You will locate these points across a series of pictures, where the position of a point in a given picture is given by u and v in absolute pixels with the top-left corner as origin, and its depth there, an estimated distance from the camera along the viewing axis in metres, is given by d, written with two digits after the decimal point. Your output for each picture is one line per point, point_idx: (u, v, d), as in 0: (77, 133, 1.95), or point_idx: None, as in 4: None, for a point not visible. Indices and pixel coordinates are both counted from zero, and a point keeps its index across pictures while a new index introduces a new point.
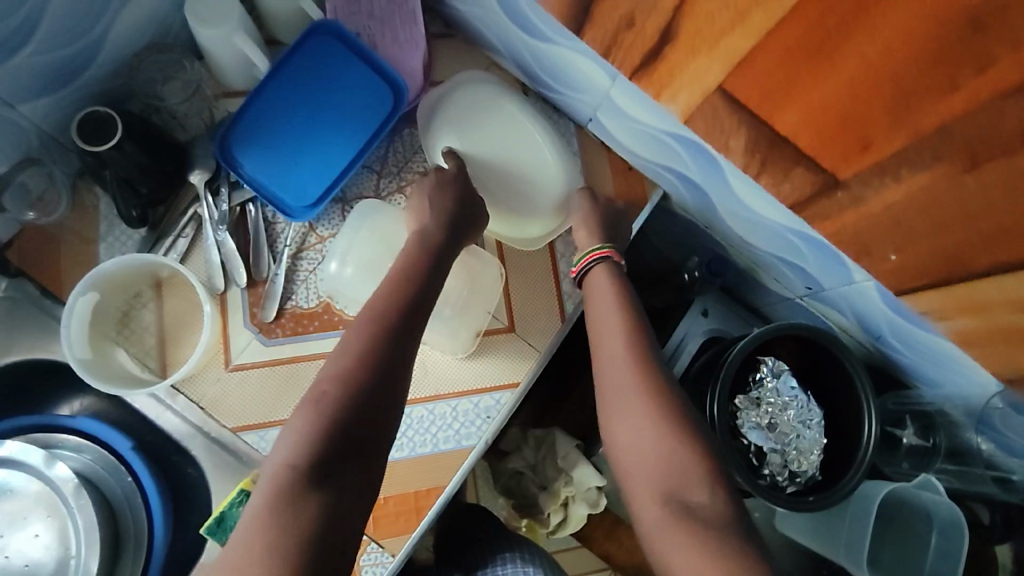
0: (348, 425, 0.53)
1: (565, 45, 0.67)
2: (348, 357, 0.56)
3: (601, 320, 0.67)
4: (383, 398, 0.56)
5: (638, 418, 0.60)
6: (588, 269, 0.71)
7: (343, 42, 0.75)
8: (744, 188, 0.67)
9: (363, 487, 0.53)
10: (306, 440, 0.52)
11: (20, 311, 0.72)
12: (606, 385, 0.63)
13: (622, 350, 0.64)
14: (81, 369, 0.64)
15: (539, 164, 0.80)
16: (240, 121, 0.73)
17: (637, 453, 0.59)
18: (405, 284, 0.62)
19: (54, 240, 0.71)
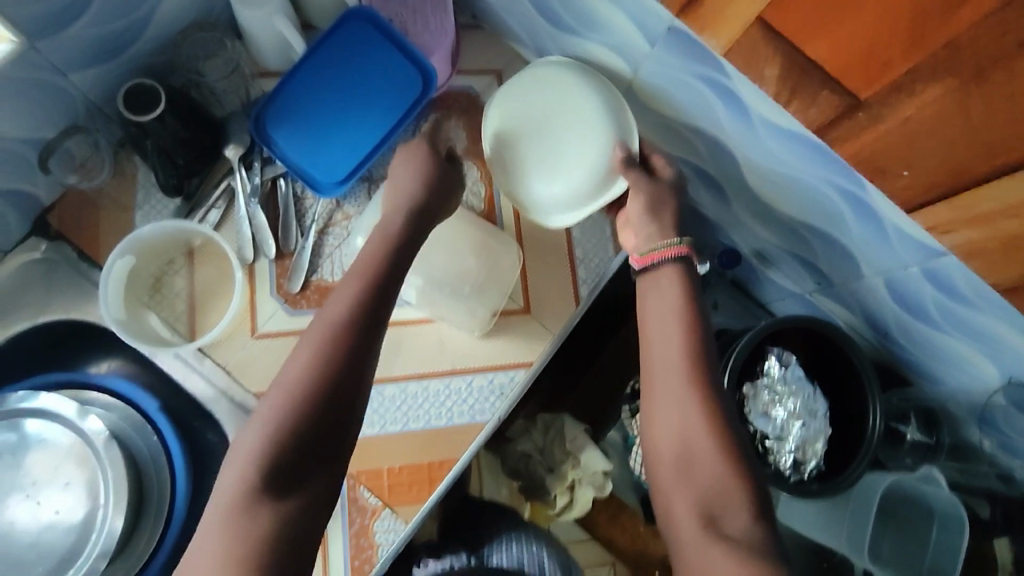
0: (309, 430, 0.55)
1: (594, 38, 0.75)
2: (307, 360, 0.57)
3: (657, 319, 0.69)
4: (344, 401, 0.57)
5: (687, 422, 0.64)
6: (655, 265, 0.71)
7: (373, 25, 0.77)
8: (764, 168, 0.74)
9: (323, 488, 0.56)
10: (263, 445, 0.55)
11: (58, 273, 0.75)
12: (653, 379, 0.67)
13: (675, 353, 0.67)
14: (114, 326, 0.68)
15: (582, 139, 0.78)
16: (275, 100, 0.76)
17: (679, 448, 0.64)
18: (371, 280, 0.62)
19: (94, 204, 0.74)
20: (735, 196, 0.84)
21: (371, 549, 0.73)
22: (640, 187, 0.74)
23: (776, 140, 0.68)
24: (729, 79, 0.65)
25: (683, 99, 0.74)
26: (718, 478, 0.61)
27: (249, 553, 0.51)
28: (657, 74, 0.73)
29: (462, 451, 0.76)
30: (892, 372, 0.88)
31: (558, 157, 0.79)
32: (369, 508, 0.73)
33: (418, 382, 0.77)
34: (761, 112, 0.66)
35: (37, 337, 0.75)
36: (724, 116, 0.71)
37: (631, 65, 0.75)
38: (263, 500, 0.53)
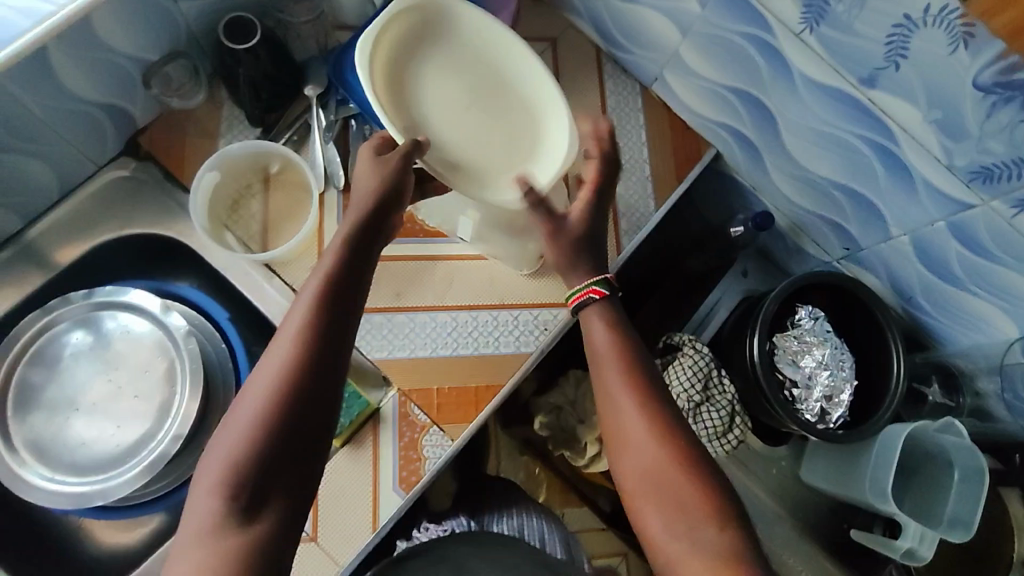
0: (274, 448, 0.55)
1: (651, 4, 0.82)
2: (273, 372, 0.56)
3: (604, 359, 0.67)
4: (307, 413, 0.56)
5: (644, 452, 0.62)
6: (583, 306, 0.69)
7: None
8: (801, 131, 0.82)
9: (290, 503, 0.55)
10: (235, 460, 0.54)
11: (143, 190, 0.80)
12: (610, 412, 0.65)
13: (620, 388, 0.65)
14: (204, 232, 0.76)
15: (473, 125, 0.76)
16: (351, 46, 0.82)
17: (638, 472, 0.62)
18: (333, 286, 0.61)
19: (181, 129, 0.80)
20: (772, 160, 0.89)
21: (419, 461, 0.76)
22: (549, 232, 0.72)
23: (816, 96, 0.76)
24: (776, 38, 0.74)
25: (727, 66, 0.82)
26: (693, 499, 0.59)
27: (232, 567, 0.51)
28: (704, 36, 0.81)
29: (506, 377, 0.80)
30: (918, 340, 0.92)
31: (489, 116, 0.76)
32: (418, 424, 0.78)
33: (469, 313, 0.82)
34: (801, 67, 0.75)
35: (121, 250, 0.81)
36: (768, 78, 0.79)
37: (681, 29, 0.83)
38: (237, 520, 0.53)
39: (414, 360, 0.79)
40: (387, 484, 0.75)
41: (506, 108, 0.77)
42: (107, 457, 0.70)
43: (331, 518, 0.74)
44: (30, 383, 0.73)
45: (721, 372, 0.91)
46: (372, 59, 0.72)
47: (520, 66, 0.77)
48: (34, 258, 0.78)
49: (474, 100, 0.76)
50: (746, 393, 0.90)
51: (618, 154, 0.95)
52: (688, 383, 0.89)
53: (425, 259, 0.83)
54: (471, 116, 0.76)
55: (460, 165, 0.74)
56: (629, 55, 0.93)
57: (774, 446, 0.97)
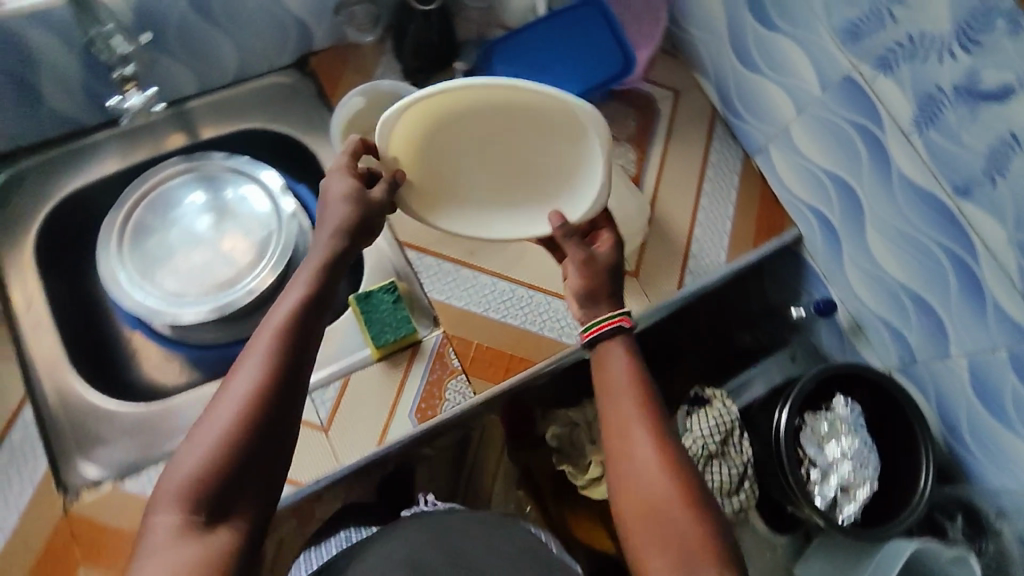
0: (241, 458, 0.55)
1: (777, 80, 0.91)
2: (245, 385, 0.57)
3: (615, 393, 0.68)
4: (273, 423, 0.57)
5: (653, 480, 0.62)
6: (601, 338, 0.71)
7: (602, 16, 0.96)
8: (886, 231, 0.85)
9: (253, 508, 0.56)
10: (202, 468, 0.54)
11: (295, 98, 0.93)
12: (614, 442, 0.66)
13: (637, 421, 0.65)
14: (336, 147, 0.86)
15: (508, 166, 0.79)
16: (504, 41, 0.95)
17: (641, 501, 0.62)
18: (305, 298, 0.62)
19: (344, 60, 0.93)
20: (850, 253, 0.92)
21: (439, 399, 0.80)
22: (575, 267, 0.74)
23: (909, 197, 0.80)
24: (883, 132, 0.80)
25: (832, 151, 0.88)
26: (695, 544, 0.59)
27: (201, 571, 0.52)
28: (817, 119, 0.88)
29: (540, 356, 0.84)
30: (951, 476, 0.90)
31: (520, 145, 0.78)
32: (449, 368, 0.82)
33: (526, 291, 0.86)
34: (901, 166, 0.79)
35: (259, 139, 0.92)
36: (866, 169, 0.84)
37: (798, 108, 0.90)
38: (200, 528, 0.53)
39: (466, 313, 0.85)
40: (403, 409, 0.79)
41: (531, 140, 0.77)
42: (189, 292, 0.82)
43: (346, 420, 0.78)
44: (145, 225, 0.85)
45: (742, 435, 0.92)
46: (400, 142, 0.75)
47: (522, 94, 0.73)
48: (183, 121, 0.89)
49: (496, 137, 0.78)
50: (761, 460, 0.91)
51: (706, 203, 0.98)
52: (710, 434, 0.90)
53: None
54: (500, 158, 0.79)
55: (507, 223, 0.78)
56: (743, 123, 1.00)
57: (775, 532, 0.95)
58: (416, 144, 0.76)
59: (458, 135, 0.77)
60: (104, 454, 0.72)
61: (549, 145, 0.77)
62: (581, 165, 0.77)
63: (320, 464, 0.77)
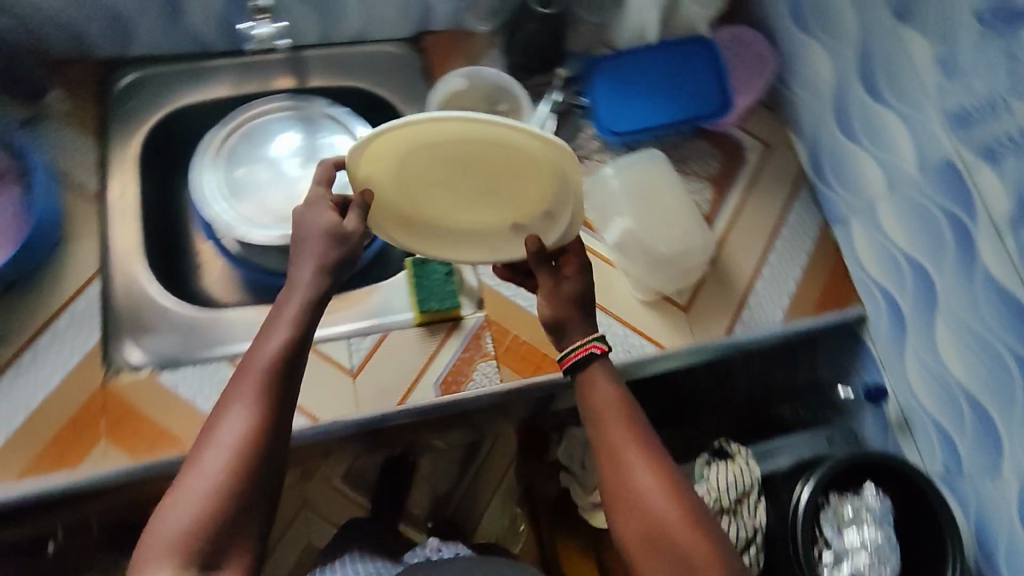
0: (242, 496, 0.54)
1: (873, 153, 0.89)
2: (235, 429, 0.56)
3: (604, 416, 0.64)
4: (270, 459, 0.57)
5: (655, 501, 0.60)
6: (580, 364, 0.67)
7: (708, 54, 0.98)
8: (957, 327, 0.81)
9: (255, 540, 0.55)
10: (195, 516, 0.53)
11: (401, 68, 0.97)
12: (609, 465, 0.62)
13: (631, 444, 0.62)
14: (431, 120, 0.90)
15: (485, 190, 0.69)
16: (610, 58, 0.97)
17: (646, 524, 0.59)
18: (291, 335, 0.61)
19: (454, 43, 0.97)
20: (912, 344, 0.88)
21: (465, 379, 0.80)
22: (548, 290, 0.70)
23: (990, 296, 0.77)
24: (975, 225, 0.77)
25: (916, 234, 0.85)
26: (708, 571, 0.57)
27: None
28: (906, 199, 0.86)
29: None
30: None
31: (497, 171, 0.67)
32: (482, 351, 0.82)
33: None
34: (988, 263, 0.76)
35: (359, 99, 0.97)
36: (949, 260, 0.81)
37: (889, 184, 0.88)
38: (201, 568, 0.52)
39: (512, 304, 0.85)
40: (429, 378, 0.80)
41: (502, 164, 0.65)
42: (261, 218, 0.86)
43: (373, 375, 0.79)
44: (236, 150, 0.90)
45: (760, 499, 0.88)
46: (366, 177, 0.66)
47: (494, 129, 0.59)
48: (296, 67, 0.95)
49: (469, 165, 0.66)
50: (774, 531, 0.86)
51: (773, 259, 0.95)
52: (726, 489, 0.87)
53: None
54: (476, 185, 0.68)
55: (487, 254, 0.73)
56: (827, 190, 0.98)
57: None
58: (384, 176, 0.67)
59: (426, 164, 0.66)
60: (156, 339, 0.76)
61: (526, 171, 0.66)
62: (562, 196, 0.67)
63: (339, 407, 0.77)
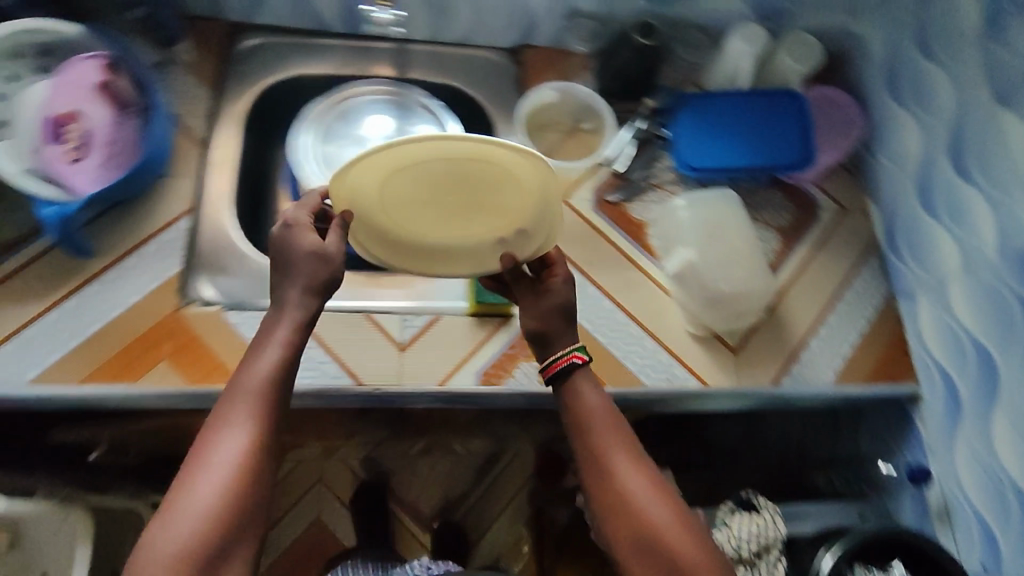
0: (241, 515, 0.52)
1: (951, 230, 0.88)
2: (232, 452, 0.54)
3: (591, 422, 0.62)
4: (267, 477, 0.55)
5: (649, 506, 0.57)
6: (560, 372, 0.66)
7: (797, 108, 0.99)
8: (1018, 419, 0.78)
9: (250, 561, 0.53)
10: (195, 536, 0.50)
11: (497, 75, 1.01)
12: (599, 469, 0.60)
13: (620, 451, 0.60)
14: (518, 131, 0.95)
15: (464, 213, 0.69)
16: (699, 96, 0.99)
17: (639, 525, 0.57)
18: (286, 355, 0.60)
19: (551, 59, 1.01)
20: (966, 431, 0.85)
21: (506, 374, 0.81)
22: (535, 301, 0.70)
23: None
24: None
25: (987, 316, 0.83)
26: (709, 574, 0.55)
27: None
28: (982, 281, 0.83)
29: (611, 380, 0.84)
30: None
31: (476, 192, 0.67)
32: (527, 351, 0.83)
33: (625, 318, 0.88)
34: None
35: (453, 97, 1.02)
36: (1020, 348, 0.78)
37: (965, 263, 0.86)
38: None
39: None
40: (472, 367, 0.81)
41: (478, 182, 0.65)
42: None
43: (420, 353, 0.81)
44: (332, 124, 0.95)
45: (779, 558, 0.85)
46: (344, 193, 0.65)
47: (475, 144, 0.60)
48: (401, 58, 1.01)
49: (449, 185, 0.66)
50: None
51: (833, 320, 0.93)
52: (747, 541, 0.85)
53: (630, 260, 0.92)
54: (455, 207, 0.68)
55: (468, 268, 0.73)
56: (898, 261, 0.96)
57: None
58: (362, 196, 0.65)
59: (404, 184, 0.65)
60: (231, 281, 0.80)
61: (505, 190, 0.67)
62: (544, 210, 0.69)
63: (384, 375, 0.79)
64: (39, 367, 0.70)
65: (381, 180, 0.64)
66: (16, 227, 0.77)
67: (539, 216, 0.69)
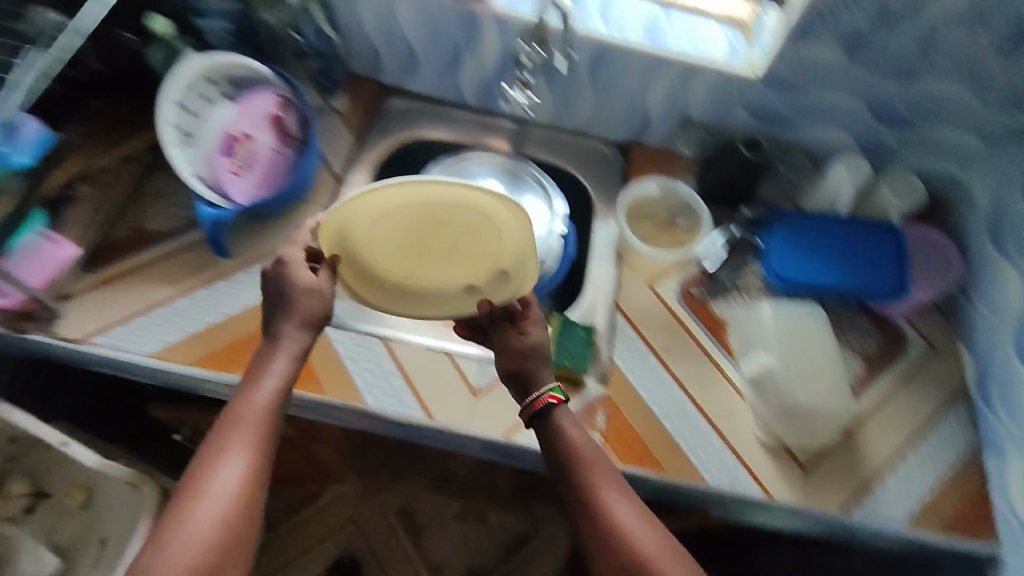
0: (234, 537, 0.60)
1: None
2: (236, 470, 0.62)
3: (574, 457, 0.69)
4: (260, 501, 0.63)
5: (634, 529, 0.64)
6: (542, 411, 0.73)
7: (895, 242, 1.01)
8: None
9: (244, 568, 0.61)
10: (205, 546, 0.59)
11: (605, 167, 1.10)
12: (586, 495, 0.67)
13: (603, 481, 0.67)
14: (619, 218, 1.00)
15: (447, 256, 0.76)
16: (796, 214, 1.03)
17: (628, 544, 0.63)
18: (280, 384, 0.69)
19: (657, 160, 1.08)
20: None
21: None
22: (510, 346, 0.77)
23: None
24: None
25: None
26: None
27: None
28: None
29: (672, 472, 0.84)
30: None
31: (456, 234, 0.74)
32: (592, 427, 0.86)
33: (693, 411, 0.89)
34: None
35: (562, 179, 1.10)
36: None
37: None
38: None
39: (634, 391, 0.89)
40: None
41: (458, 223, 0.73)
42: None
43: (491, 401, 0.83)
44: None
45: None
46: (337, 234, 0.74)
47: (446, 187, 0.69)
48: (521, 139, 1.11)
49: (431, 230, 0.74)
50: None
51: (912, 460, 0.89)
52: None
53: (707, 356, 0.93)
54: (438, 250, 0.75)
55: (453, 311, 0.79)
56: (988, 412, 0.91)
57: None
58: (354, 236, 0.74)
59: (390, 226, 0.74)
60: (337, 304, 0.91)
61: (482, 232, 0.73)
62: (520, 256, 0.74)
63: (455, 414, 0.82)
64: (159, 344, 0.78)
65: (367, 222, 0.73)
66: (171, 221, 0.88)
67: (513, 261, 0.74)
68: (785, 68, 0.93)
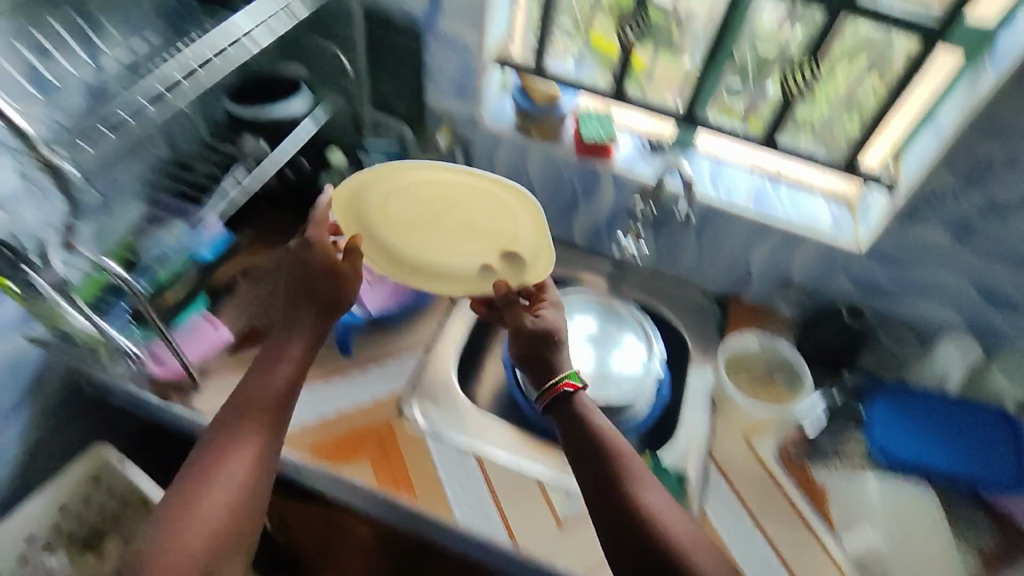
0: (244, 511, 0.66)
1: None
2: (249, 447, 0.69)
3: (601, 440, 0.71)
4: (266, 478, 0.69)
5: (666, 510, 0.65)
6: (560, 398, 0.76)
7: (1010, 432, 0.96)
8: None
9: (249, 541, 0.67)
10: (219, 517, 0.64)
11: (704, 317, 1.14)
12: (620, 479, 0.68)
13: (632, 465, 0.69)
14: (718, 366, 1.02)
15: (460, 232, 0.86)
16: (898, 390, 1.02)
17: (664, 526, 0.64)
18: (294, 369, 0.77)
19: (757, 316, 1.11)
20: None
21: None
22: (524, 333, 0.82)
23: None
24: None
25: None
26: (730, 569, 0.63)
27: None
28: None
29: None
30: None
31: (466, 213, 0.84)
32: None
33: None
34: None
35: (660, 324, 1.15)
36: None
37: None
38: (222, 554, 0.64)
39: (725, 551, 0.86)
40: None
41: (469, 203, 0.82)
42: None
43: (577, 536, 0.82)
44: None
45: None
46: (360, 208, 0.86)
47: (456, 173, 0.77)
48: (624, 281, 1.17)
49: (441, 206, 0.84)
50: None
51: None
52: None
53: (806, 523, 0.88)
54: (449, 225, 0.86)
55: (463, 278, 0.91)
56: None
57: None
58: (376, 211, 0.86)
59: (411, 203, 0.84)
60: (430, 413, 0.93)
61: (488, 213, 0.82)
62: (525, 238, 0.83)
63: (540, 544, 0.81)
64: None
65: (391, 201, 0.84)
66: None
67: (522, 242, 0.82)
68: (890, 245, 0.97)
